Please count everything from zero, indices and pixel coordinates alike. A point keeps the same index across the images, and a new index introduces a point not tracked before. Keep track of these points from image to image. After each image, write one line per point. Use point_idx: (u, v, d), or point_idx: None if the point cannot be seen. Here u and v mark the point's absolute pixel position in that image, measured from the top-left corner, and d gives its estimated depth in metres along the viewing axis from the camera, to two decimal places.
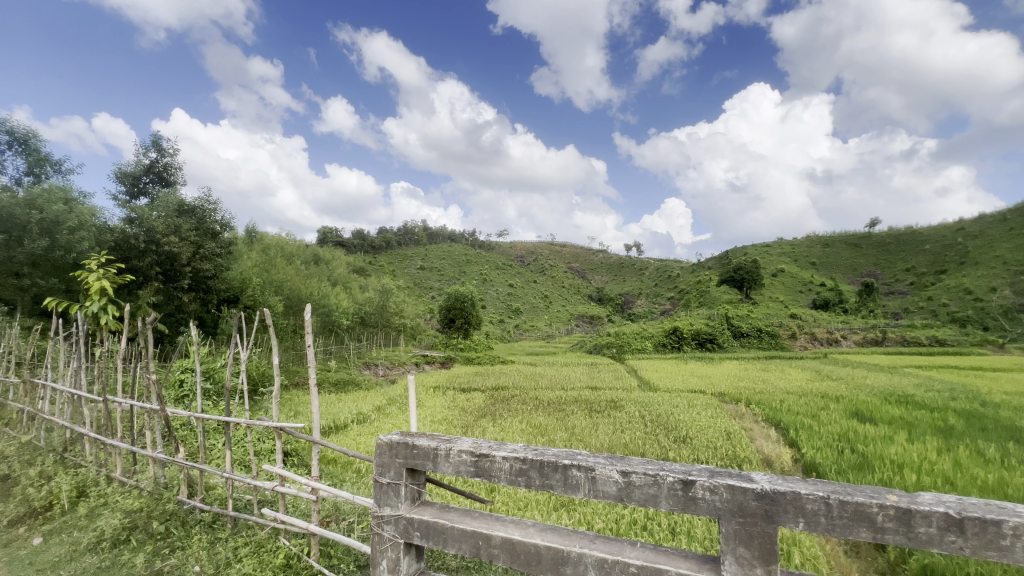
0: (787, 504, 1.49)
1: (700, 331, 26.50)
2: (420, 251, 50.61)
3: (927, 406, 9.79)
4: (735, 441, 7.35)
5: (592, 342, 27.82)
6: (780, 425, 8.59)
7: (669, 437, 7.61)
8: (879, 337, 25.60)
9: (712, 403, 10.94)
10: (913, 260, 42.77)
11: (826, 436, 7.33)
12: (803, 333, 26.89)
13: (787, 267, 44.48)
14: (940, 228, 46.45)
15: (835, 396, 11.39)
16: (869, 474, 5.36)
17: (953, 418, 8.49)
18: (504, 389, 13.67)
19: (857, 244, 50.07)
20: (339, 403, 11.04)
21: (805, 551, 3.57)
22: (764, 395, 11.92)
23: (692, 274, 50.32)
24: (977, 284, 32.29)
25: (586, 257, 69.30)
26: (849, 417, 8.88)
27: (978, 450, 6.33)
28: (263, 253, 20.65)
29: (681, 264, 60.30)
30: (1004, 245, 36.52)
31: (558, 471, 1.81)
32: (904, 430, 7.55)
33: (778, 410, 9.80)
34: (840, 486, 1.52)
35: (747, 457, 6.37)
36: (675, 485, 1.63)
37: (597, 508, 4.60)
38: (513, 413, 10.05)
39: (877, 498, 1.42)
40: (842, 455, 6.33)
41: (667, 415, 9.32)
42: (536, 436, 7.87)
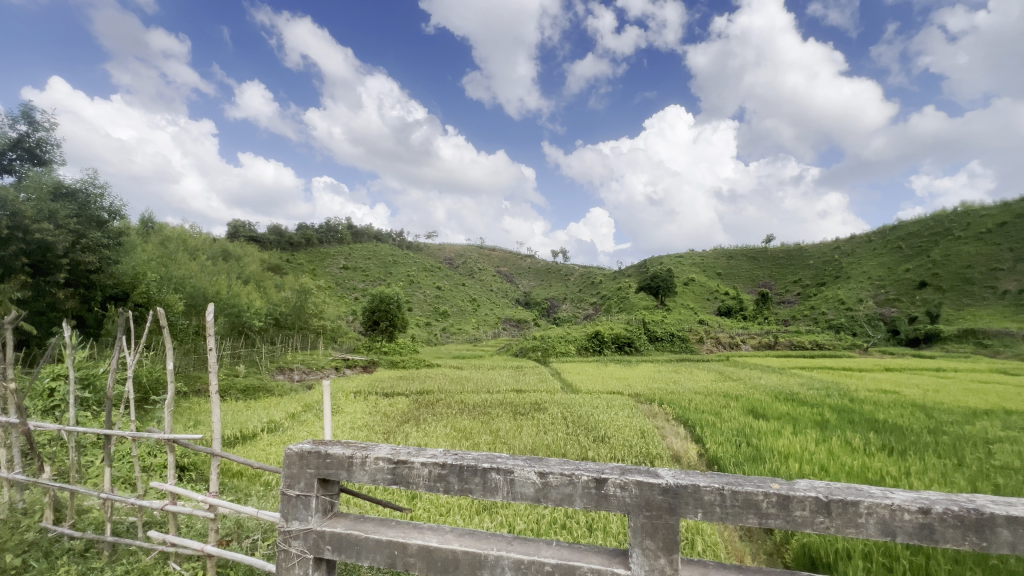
0: (688, 497, 1.61)
1: (619, 336, 27.97)
2: (343, 250, 48.46)
3: (808, 402, 11.08)
4: (649, 439, 7.80)
5: (519, 345, 28.21)
6: (687, 423, 9.28)
7: (588, 437, 7.92)
8: (772, 342, 28.58)
9: (629, 403, 11.57)
10: (800, 273, 48.37)
11: (727, 431, 8.05)
12: (709, 337, 29.33)
13: (697, 277, 48.36)
14: (822, 246, 52.90)
15: (734, 395, 12.53)
16: (761, 465, 5.95)
17: (829, 413, 9.69)
18: (429, 393, 13.44)
19: (755, 257, 55.61)
20: (247, 411, 10.21)
21: (706, 539, 3.87)
22: (675, 395, 12.79)
23: (614, 281, 52.83)
24: (849, 296, 37.20)
25: (514, 261, 70.30)
26: (745, 414, 9.81)
27: (846, 440, 7.29)
28: (161, 245, 18.61)
29: (603, 271, 63.27)
30: (870, 262, 42.44)
31: (477, 475, 1.81)
32: (790, 425, 8.48)
33: (686, 409, 10.56)
34: (733, 478, 1.67)
35: (659, 454, 6.78)
36: (588, 484, 1.70)
37: (518, 510, 4.66)
38: (437, 418, 9.91)
39: (762, 487, 1.57)
40: (739, 448, 6.97)
41: (587, 416, 9.71)
42: (460, 440, 7.83)
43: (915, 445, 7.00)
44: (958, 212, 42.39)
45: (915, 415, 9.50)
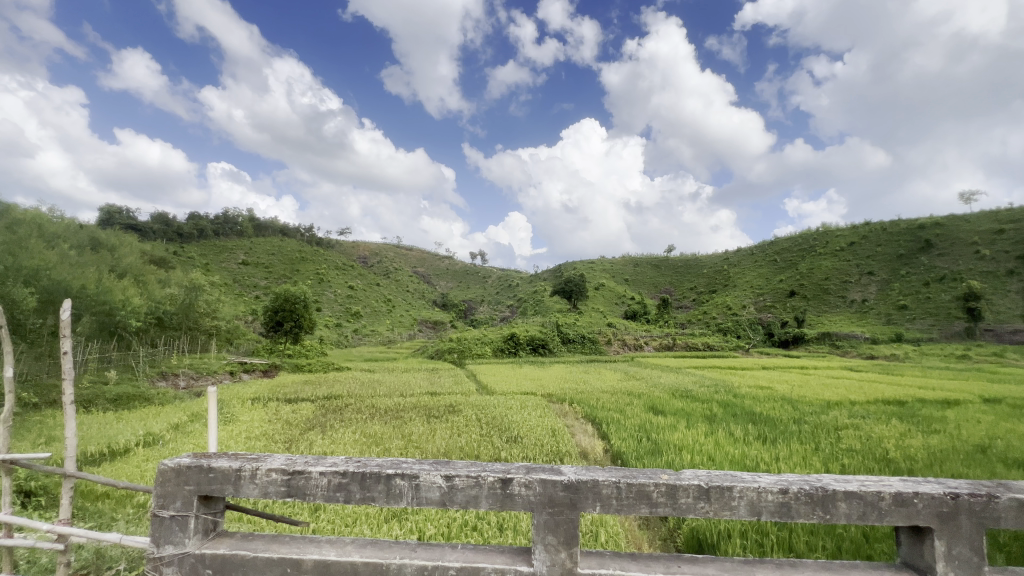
0: (588, 491, 1.69)
1: (534, 338, 28.72)
2: (243, 244, 44.40)
3: (700, 399, 12.21)
4: (560, 438, 8.09)
5: (435, 347, 27.75)
6: (594, 420, 9.76)
7: (502, 438, 8.01)
8: (670, 343, 31.11)
9: (542, 404, 11.89)
10: (695, 281, 53.27)
11: (630, 428, 8.61)
12: (616, 339, 31.18)
13: (607, 282, 51.18)
14: (714, 257, 58.59)
15: (637, 393, 13.44)
16: (659, 457, 6.45)
17: (716, 407, 10.76)
18: (337, 398, 12.75)
19: (658, 265, 60.31)
20: (117, 423, 8.92)
21: (608, 530, 4.08)
22: (584, 394, 13.36)
23: (530, 285, 54.05)
24: (734, 302, 41.68)
25: (432, 261, 69.13)
26: (646, 410, 10.56)
27: (730, 432, 8.14)
28: (7, 230, 15.68)
29: (520, 275, 64.67)
30: (752, 272, 47.81)
31: (380, 482, 1.75)
32: (685, 420, 9.27)
33: (595, 407, 11.12)
34: (629, 472, 1.78)
35: (568, 452, 7.07)
36: (495, 484, 1.71)
37: (429, 514, 4.57)
38: (346, 424, 9.43)
39: (653, 478, 1.70)
40: (640, 443, 7.48)
41: (501, 417, 9.80)
42: (370, 446, 7.53)
43: (782, 434, 8.03)
44: (820, 232, 49.38)
45: (784, 407, 10.89)
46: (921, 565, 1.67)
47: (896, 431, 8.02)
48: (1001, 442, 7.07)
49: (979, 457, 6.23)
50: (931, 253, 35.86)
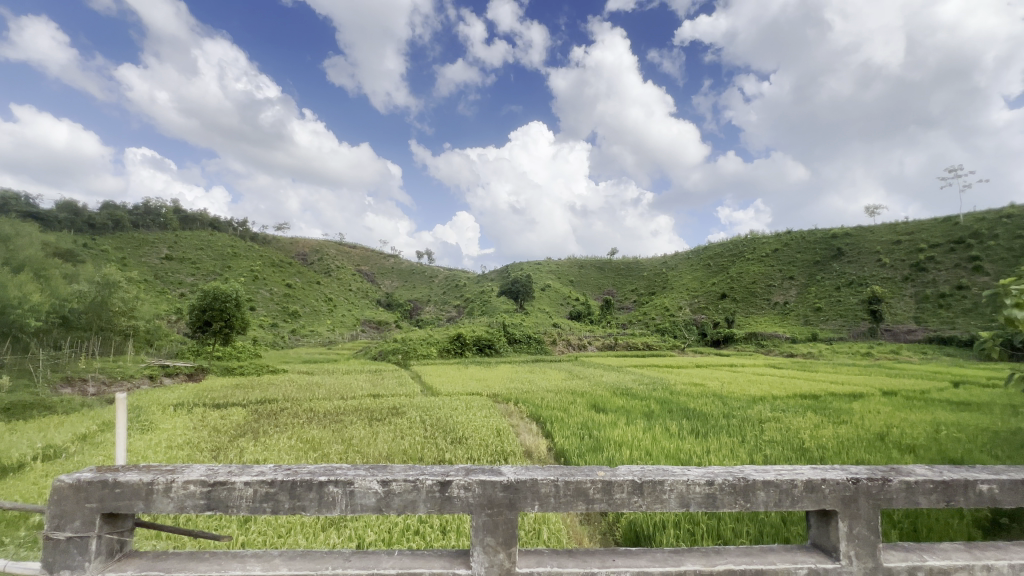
0: (527, 491, 1.70)
1: (480, 338, 28.67)
2: (167, 237, 41.00)
3: (639, 396, 12.71)
4: (504, 437, 8.12)
5: (378, 347, 27.00)
6: (539, 419, 9.88)
7: (446, 439, 7.91)
8: (612, 343, 32.18)
9: (487, 404, 11.88)
10: (636, 283, 55.49)
11: (573, 425, 8.80)
12: (561, 339, 31.82)
13: (552, 284, 52.15)
14: (654, 261, 61.28)
15: (580, 391, 13.80)
16: (600, 454, 6.65)
17: (654, 404, 11.24)
18: (271, 402, 12.07)
19: (601, 267, 62.27)
20: (12, 435, 7.94)
21: (550, 526, 4.16)
22: (530, 394, 13.50)
23: (477, 286, 53.99)
24: (671, 304, 43.83)
25: (376, 259, 67.23)
26: (589, 408, 10.86)
27: (666, 427, 8.54)
28: None
29: (467, 275, 64.41)
30: (688, 276, 50.44)
31: (311, 490, 1.66)
32: (625, 417, 9.63)
33: (539, 406, 11.27)
34: (566, 469, 1.82)
35: (513, 451, 7.12)
36: (433, 488, 1.69)
37: (369, 521, 4.45)
38: (281, 429, 8.95)
39: (589, 475, 1.74)
40: (582, 440, 7.67)
41: (446, 418, 9.69)
42: (307, 451, 7.19)
43: (713, 428, 8.54)
44: (748, 239, 53.04)
45: (715, 403, 11.60)
46: (827, 546, 1.82)
47: (810, 423, 8.78)
48: (896, 430, 7.94)
49: (879, 444, 6.95)
50: (842, 260, 39.56)
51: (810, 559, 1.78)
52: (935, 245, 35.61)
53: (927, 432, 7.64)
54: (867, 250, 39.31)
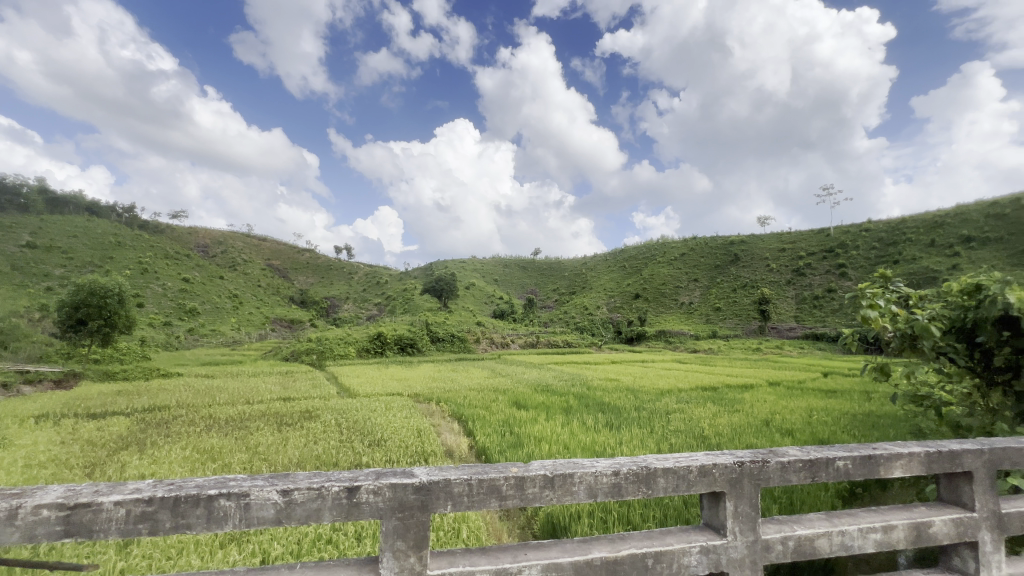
0: (439, 492, 1.67)
1: (402, 337, 27.99)
2: (29, 222, 35.11)
3: (558, 392, 13.14)
4: (425, 438, 7.96)
5: (290, 348, 24.97)
6: (461, 418, 9.83)
7: (363, 442, 7.60)
8: (535, 341, 32.98)
9: (408, 404, 11.56)
10: (557, 282, 57.33)
11: (495, 423, 8.86)
12: (485, 338, 32.00)
13: (477, 282, 52.34)
14: (575, 262, 63.58)
15: (503, 389, 13.95)
16: (520, 449, 6.78)
17: (572, 400, 11.67)
18: (163, 409, 10.81)
19: (524, 267, 63.58)
20: None
21: (470, 525, 4.15)
22: (453, 393, 13.39)
23: (400, 284, 52.69)
24: (590, 303, 45.82)
25: (289, 253, 62.84)
26: (510, 406, 11.02)
27: (583, 421, 8.91)
28: None
29: (389, 272, 62.54)
30: (606, 277, 52.98)
31: (200, 505, 1.51)
32: (544, 413, 9.89)
33: (462, 405, 11.22)
34: (480, 467, 1.82)
35: (434, 451, 7.00)
36: (340, 495, 1.61)
37: (276, 533, 4.16)
38: (174, 439, 8.04)
39: (502, 472, 1.76)
40: (503, 437, 7.76)
41: (364, 421, 9.29)
42: (206, 462, 6.54)
43: (626, 420, 9.07)
44: (659, 243, 56.99)
45: (628, 397, 12.32)
46: (716, 524, 2.00)
47: (709, 412, 9.65)
48: (778, 416, 8.99)
49: (765, 429, 7.82)
50: (738, 265, 43.85)
51: (701, 537, 1.94)
52: (811, 254, 40.78)
53: (801, 417, 8.74)
54: (759, 256, 43.94)
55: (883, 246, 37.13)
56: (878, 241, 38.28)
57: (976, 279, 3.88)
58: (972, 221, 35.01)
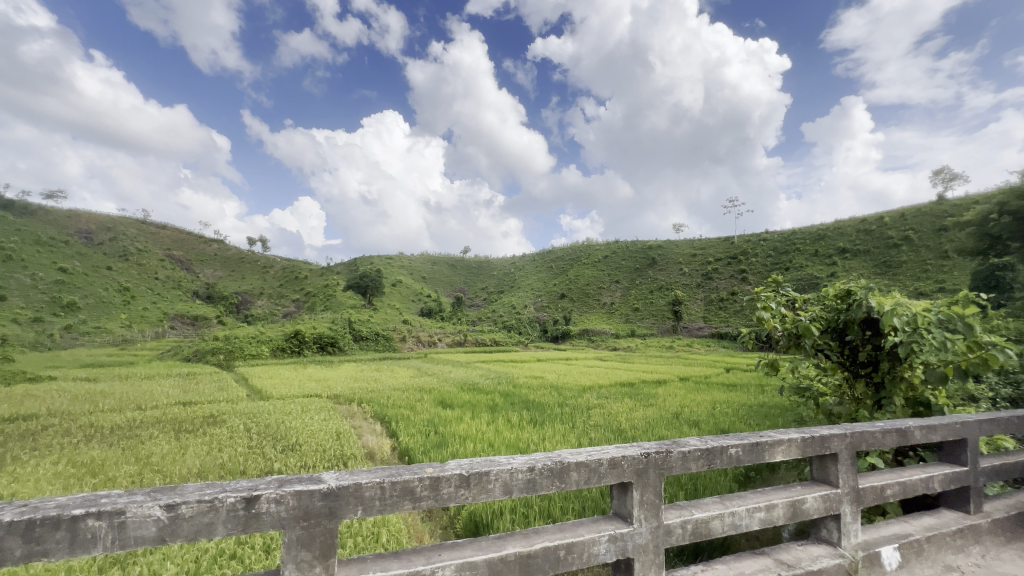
0: (350, 496, 1.61)
1: (322, 336, 26.58)
2: None
3: (485, 390, 13.16)
4: (344, 441, 7.61)
5: (191, 347, 22.63)
6: (384, 419, 9.52)
7: (276, 448, 7.11)
8: (462, 339, 32.84)
9: (327, 406, 10.97)
10: (486, 281, 57.56)
11: (419, 423, 8.68)
12: (411, 336, 31.33)
13: (404, 279, 51.06)
14: (504, 262, 64.14)
15: (428, 389, 13.70)
16: (445, 449, 6.70)
17: (499, 398, 11.75)
18: (28, 419, 9.33)
19: (453, 265, 63.10)
20: None
21: (391, 528, 4.01)
22: (375, 393, 12.95)
23: (321, 281, 50.20)
24: (518, 302, 46.50)
25: (192, 243, 57.11)
26: (436, 405, 10.84)
27: (507, 419, 8.99)
28: None
29: (309, 267, 59.21)
30: (533, 277, 54.03)
31: (62, 528, 1.32)
32: (470, 411, 9.86)
33: (385, 406, 10.87)
34: (395, 470, 1.77)
35: (353, 454, 6.71)
36: (236, 506, 1.49)
37: (169, 551, 3.77)
38: (42, 453, 6.96)
39: (417, 473, 1.73)
40: (427, 437, 7.61)
41: (276, 425, 8.67)
42: (84, 478, 5.74)
43: (549, 417, 9.30)
44: (584, 245, 59.23)
45: (552, 394, 12.64)
46: (624, 512, 2.11)
47: (626, 407, 10.20)
48: (686, 409, 9.71)
49: (675, 421, 8.41)
50: (655, 268, 46.75)
51: (610, 526, 2.04)
52: (718, 259, 44.52)
53: (706, 410, 9.51)
54: (673, 261, 47.16)
55: (777, 255, 41.49)
56: (773, 250, 42.71)
57: (847, 285, 4.45)
58: (847, 234, 40.22)
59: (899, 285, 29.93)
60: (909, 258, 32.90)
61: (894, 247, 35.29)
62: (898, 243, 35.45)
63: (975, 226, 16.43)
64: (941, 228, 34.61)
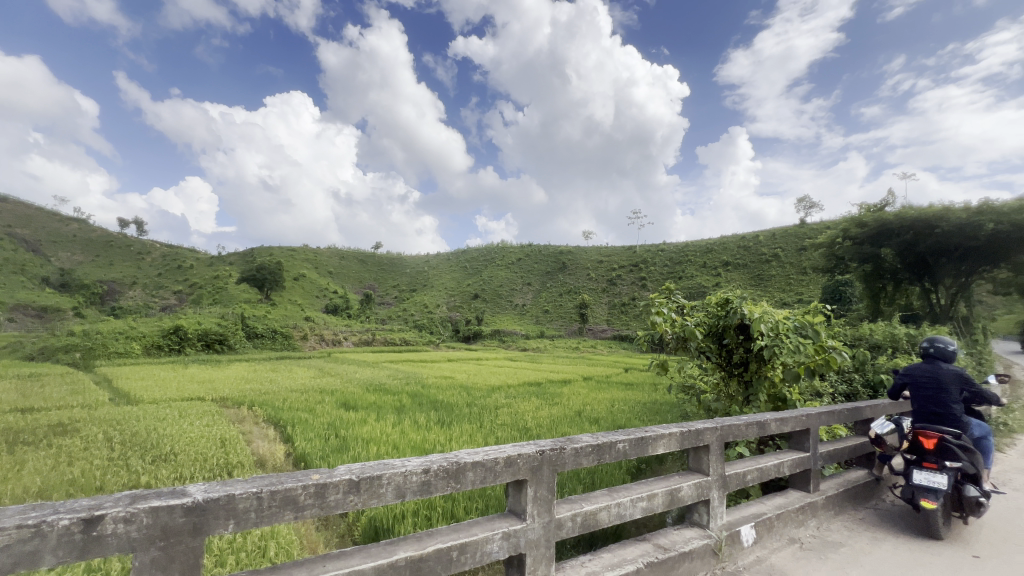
0: (219, 510, 1.47)
1: (208, 332, 23.93)
2: None
3: (392, 391, 12.73)
4: (230, 447, 6.92)
5: (36, 343, 19.09)
6: (278, 423, 8.81)
7: (144, 459, 6.26)
8: (370, 338, 31.51)
9: (210, 411, 9.90)
10: (398, 278, 55.89)
11: (318, 427, 8.15)
12: (313, 335, 29.42)
13: (308, 273, 47.88)
14: (417, 259, 62.67)
15: (330, 390, 12.92)
16: (345, 453, 6.36)
17: (406, 399, 11.44)
18: None
19: (363, 260, 60.39)
20: None
21: (282, 540, 3.66)
22: (269, 395, 11.95)
23: (209, 272, 45.23)
24: (431, 301, 45.76)
25: (43, 219, 48.31)
26: (338, 407, 10.28)
27: (415, 420, 8.79)
28: None
29: (195, 255, 53.04)
30: (447, 276, 53.55)
31: None
32: (375, 413, 9.49)
33: (280, 408, 10.07)
34: (274, 478, 1.65)
35: (240, 462, 6.13)
36: (71, 529, 1.28)
37: None
38: None
39: (301, 480, 1.63)
40: (326, 442, 7.18)
41: (147, 433, 7.63)
42: None
43: (456, 417, 9.24)
44: (498, 247, 60.03)
45: (461, 394, 12.60)
46: (519, 510, 2.16)
47: (532, 406, 10.50)
48: (587, 407, 10.24)
49: (577, 419, 8.83)
50: (565, 272, 48.72)
51: (504, 524, 2.07)
52: (622, 266, 47.62)
53: (605, 407, 10.13)
54: (582, 266, 49.49)
55: (673, 264, 45.44)
56: (669, 260, 46.70)
57: (725, 294, 4.99)
58: (730, 249, 45.28)
59: (768, 295, 34.32)
60: (777, 272, 37.84)
61: (766, 262, 40.30)
62: (769, 259, 40.55)
63: (826, 248, 19.36)
64: (801, 247, 40.25)
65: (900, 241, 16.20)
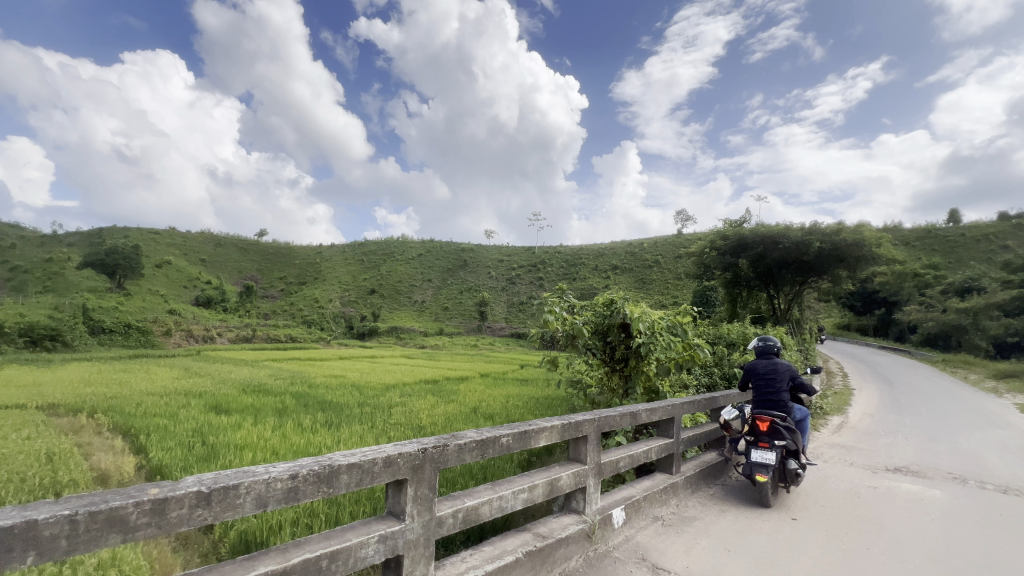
0: (15, 540, 1.23)
1: (34, 327, 19.75)
2: None
3: (273, 392, 11.65)
4: (60, 463, 5.78)
5: None
6: (128, 433, 7.55)
7: None
8: (249, 335, 28.47)
9: (33, 421, 8.14)
10: (285, 269, 51.39)
11: (180, 434, 7.16)
12: (178, 330, 25.85)
13: (174, 260, 41.92)
14: (308, 250, 58.19)
15: (198, 392, 11.45)
16: (213, 463, 5.69)
17: (289, 400, 10.55)
18: None
19: (245, 248, 54.52)
20: None
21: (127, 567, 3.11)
22: (117, 400, 10.25)
23: (38, 254, 37.35)
24: (322, 295, 42.76)
25: None
26: (207, 411, 9.13)
27: (299, 422, 8.13)
28: None
29: (18, 233, 43.53)
30: (342, 269, 50.49)
31: None
32: (251, 416, 8.60)
33: (130, 415, 8.63)
34: (98, 495, 1.42)
35: (74, 481, 5.16)
36: None
37: None
38: None
39: (134, 497, 1.41)
40: (190, 450, 6.33)
41: None
42: None
43: (346, 418, 8.76)
44: (398, 241, 58.19)
45: (352, 393, 11.96)
46: (397, 510, 2.09)
47: (428, 404, 10.32)
48: (482, 403, 10.35)
49: (472, 415, 8.88)
50: (466, 270, 48.75)
51: (381, 526, 2.00)
52: (522, 266, 48.96)
53: (500, 403, 10.31)
54: (483, 264, 49.93)
55: (569, 266, 47.86)
56: (565, 262, 49.06)
57: (611, 296, 5.33)
58: (619, 254, 48.89)
59: (650, 297, 37.69)
60: (658, 277, 41.71)
61: (649, 267, 44.19)
62: (652, 264, 44.56)
63: (697, 257, 21.76)
64: (678, 255, 44.91)
65: (753, 253, 18.73)
